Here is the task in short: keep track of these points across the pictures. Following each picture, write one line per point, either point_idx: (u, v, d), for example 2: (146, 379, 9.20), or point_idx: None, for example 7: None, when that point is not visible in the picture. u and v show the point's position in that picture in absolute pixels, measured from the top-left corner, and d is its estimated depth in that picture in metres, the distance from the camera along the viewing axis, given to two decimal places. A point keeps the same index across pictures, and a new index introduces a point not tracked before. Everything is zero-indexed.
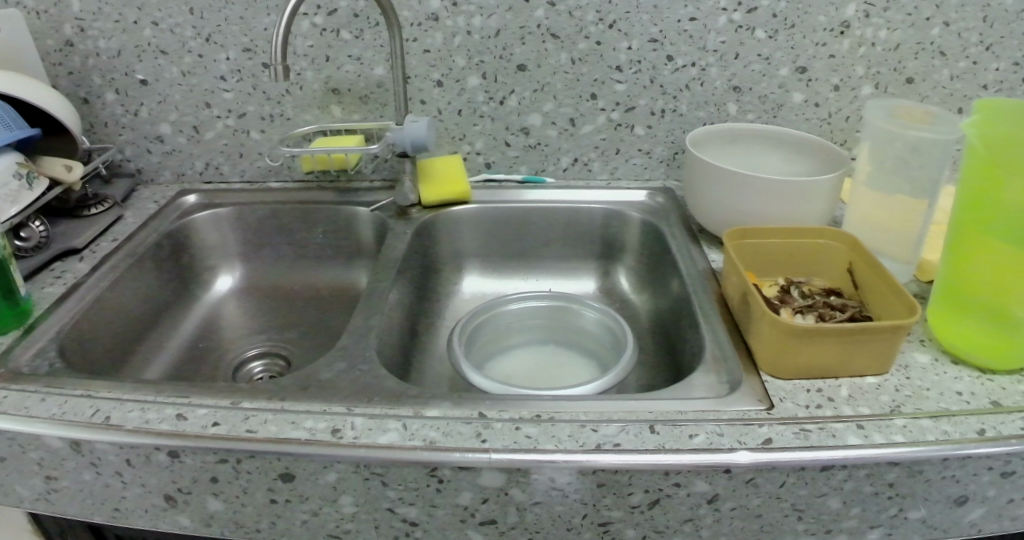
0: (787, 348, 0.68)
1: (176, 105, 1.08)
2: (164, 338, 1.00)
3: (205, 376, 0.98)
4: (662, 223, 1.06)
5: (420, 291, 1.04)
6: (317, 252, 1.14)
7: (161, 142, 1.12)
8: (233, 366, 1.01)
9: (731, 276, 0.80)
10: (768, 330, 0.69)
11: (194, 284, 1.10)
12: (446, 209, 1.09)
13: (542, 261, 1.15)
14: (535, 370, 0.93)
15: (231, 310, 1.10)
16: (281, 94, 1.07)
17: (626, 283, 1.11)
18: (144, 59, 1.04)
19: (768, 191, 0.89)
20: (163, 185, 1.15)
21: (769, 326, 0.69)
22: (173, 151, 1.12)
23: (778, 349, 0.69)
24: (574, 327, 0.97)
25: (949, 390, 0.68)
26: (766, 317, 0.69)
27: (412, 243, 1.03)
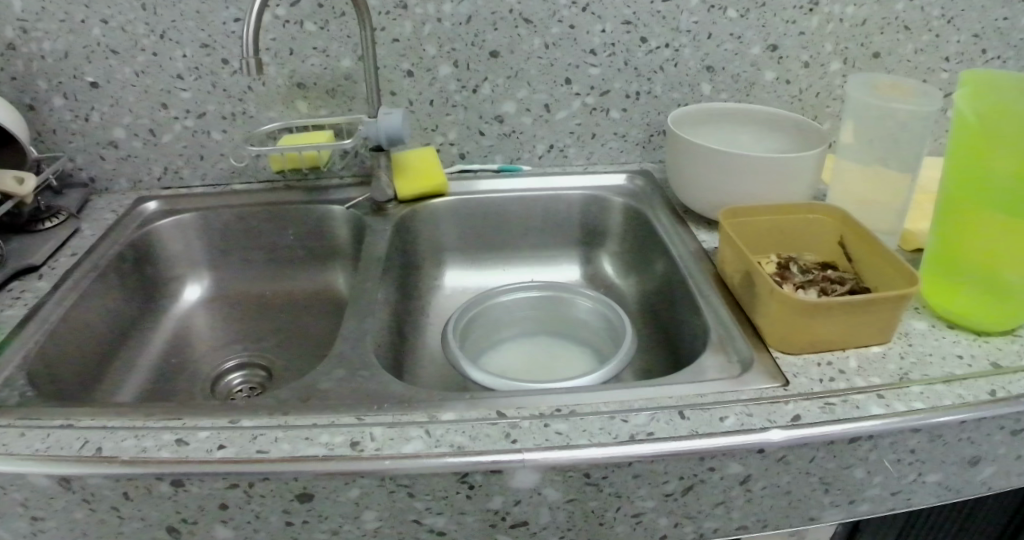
0: (796, 323, 0.68)
1: (130, 108, 1.01)
2: (136, 355, 0.94)
3: (181, 391, 0.92)
4: (645, 206, 1.05)
5: (404, 289, 1.01)
6: (290, 255, 1.09)
7: (115, 147, 1.04)
8: (211, 381, 0.95)
9: (731, 256, 0.79)
10: (777, 307, 0.69)
11: (160, 296, 1.03)
12: (423, 204, 1.06)
13: (523, 251, 1.13)
14: (530, 361, 0.91)
15: (203, 320, 1.04)
16: (243, 91, 1.01)
17: (611, 269, 1.11)
18: (93, 60, 0.97)
19: (754, 169, 0.89)
20: (119, 193, 1.08)
21: (779, 303, 0.68)
22: (128, 157, 1.05)
23: (787, 325, 0.69)
24: (569, 317, 0.96)
25: (951, 355, 0.70)
26: (775, 294, 0.68)
27: (394, 240, 1.00)
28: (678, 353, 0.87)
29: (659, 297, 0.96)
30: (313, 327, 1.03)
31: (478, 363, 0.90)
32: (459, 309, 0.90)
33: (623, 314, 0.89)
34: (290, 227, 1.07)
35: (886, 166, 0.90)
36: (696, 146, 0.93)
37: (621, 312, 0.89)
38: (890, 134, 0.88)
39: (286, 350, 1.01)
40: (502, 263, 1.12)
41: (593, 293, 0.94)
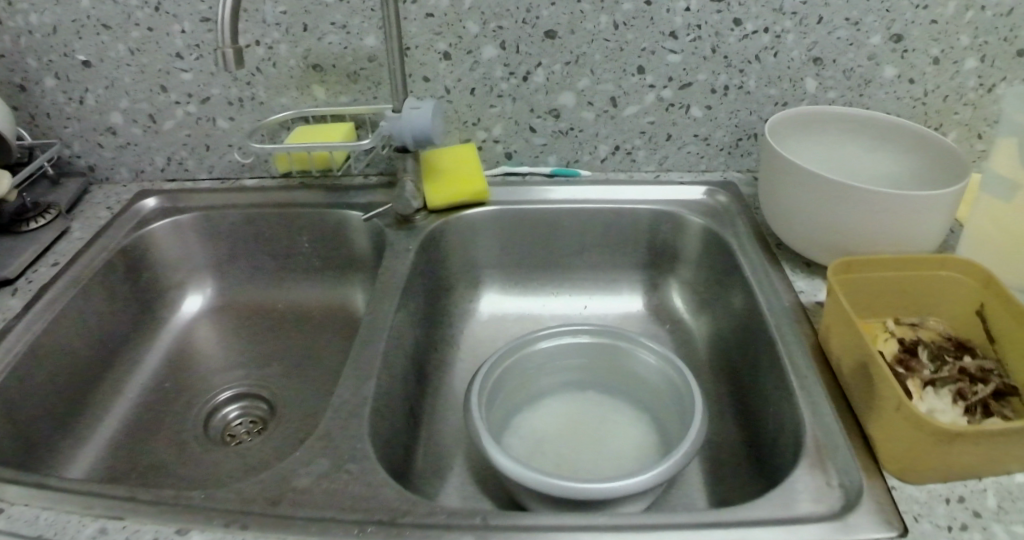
0: (928, 451, 0.49)
1: (127, 90, 0.90)
2: (124, 380, 0.87)
3: (171, 424, 0.84)
4: (725, 232, 0.86)
5: (427, 319, 0.87)
6: (303, 263, 0.97)
7: (112, 134, 0.94)
8: (206, 417, 0.85)
9: (840, 329, 0.60)
10: (902, 426, 0.50)
11: (156, 304, 0.95)
12: (460, 213, 0.90)
13: (576, 273, 0.96)
14: (572, 427, 0.77)
15: (207, 335, 0.95)
16: (250, 73, 0.88)
17: (679, 302, 0.92)
18: (84, 36, 0.86)
19: (880, 209, 0.68)
20: (120, 184, 0.99)
21: (905, 423, 0.50)
22: (129, 145, 0.95)
23: (914, 452, 0.50)
24: (621, 369, 0.80)
25: None
26: (902, 411, 0.49)
27: (416, 260, 0.84)
28: (756, 435, 0.70)
29: (737, 351, 0.79)
30: (323, 353, 0.92)
31: (508, 428, 0.77)
32: (491, 366, 0.75)
33: (693, 386, 0.71)
34: (307, 234, 0.94)
35: None
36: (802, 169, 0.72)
37: (691, 384, 0.71)
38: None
39: (287, 376, 0.90)
40: (549, 288, 0.96)
41: (657, 348, 0.76)
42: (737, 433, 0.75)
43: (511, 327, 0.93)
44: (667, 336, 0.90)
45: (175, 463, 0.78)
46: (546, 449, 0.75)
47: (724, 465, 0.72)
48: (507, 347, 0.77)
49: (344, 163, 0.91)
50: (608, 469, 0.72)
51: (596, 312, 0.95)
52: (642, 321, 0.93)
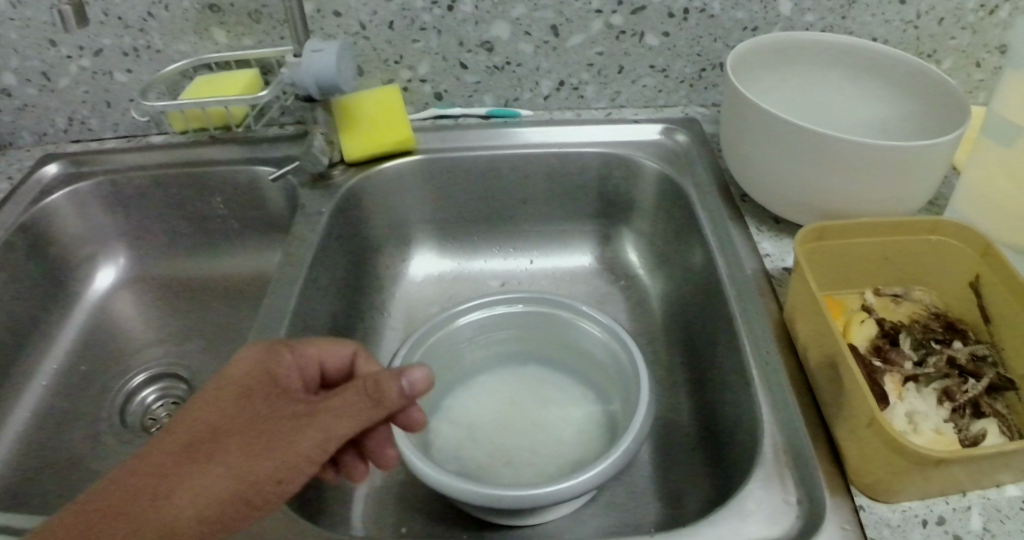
0: (904, 474, 0.41)
1: (12, 46, 0.77)
2: (32, 373, 0.76)
3: (84, 421, 0.74)
4: (684, 179, 0.75)
5: (349, 291, 0.77)
6: (222, 227, 0.85)
7: (7, 95, 0.81)
8: (123, 401, 0.76)
9: (807, 313, 0.51)
10: (875, 444, 0.42)
11: (68, 283, 0.83)
12: (379, 164, 0.79)
13: (518, 227, 0.85)
14: (510, 411, 0.68)
15: (126, 310, 0.84)
16: (143, 19, 0.75)
17: (635, 256, 0.83)
18: None
19: (861, 162, 0.58)
20: (23, 149, 0.86)
21: (877, 441, 0.42)
22: (25, 106, 0.82)
23: (886, 472, 0.42)
24: (564, 341, 0.71)
25: None
26: (875, 428, 0.41)
27: (330, 226, 0.74)
28: (713, 419, 0.62)
29: (694, 320, 0.70)
30: (244, 330, 0.81)
31: (435, 415, 0.68)
32: (409, 349, 0.66)
33: (640, 366, 0.62)
34: (220, 197, 0.82)
35: None
36: (767, 113, 0.61)
37: (637, 363, 0.62)
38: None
39: (211, 357, 0.79)
40: (489, 244, 0.86)
41: (603, 320, 0.67)
42: (693, 413, 0.67)
43: (448, 290, 0.83)
44: (620, 297, 0.81)
45: (79, 462, 0.69)
46: (477, 438, 0.66)
47: (678, 452, 0.65)
48: (430, 325, 0.68)
49: (243, 120, 0.80)
50: (548, 461, 0.64)
51: (541, 269, 0.85)
52: (592, 279, 0.83)
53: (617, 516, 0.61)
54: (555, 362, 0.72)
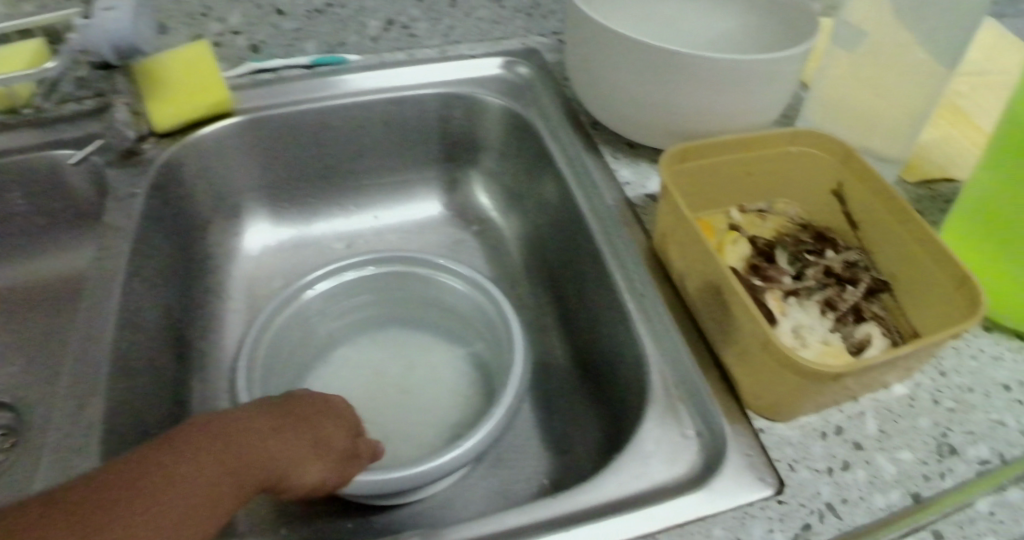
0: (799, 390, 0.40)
1: None
2: None
3: None
4: (527, 110, 0.70)
5: (181, 279, 0.67)
6: (21, 226, 0.71)
7: None
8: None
9: (681, 240, 0.48)
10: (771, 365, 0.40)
11: None
12: (197, 131, 0.67)
13: (358, 183, 0.78)
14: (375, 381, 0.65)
15: None
16: None
17: (485, 199, 0.79)
18: None
19: (717, 76, 0.55)
20: None
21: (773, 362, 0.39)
22: None
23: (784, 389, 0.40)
24: (421, 297, 0.68)
25: (996, 391, 0.44)
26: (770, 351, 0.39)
27: (151, 208, 0.63)
28: (593, 360, 0.59)
29: (557, 259, 0.66)
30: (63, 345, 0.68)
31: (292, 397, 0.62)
32: (258, 329, 0.60)
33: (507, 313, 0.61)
34: (18, 191, 0.68)
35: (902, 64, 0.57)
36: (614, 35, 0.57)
37: (504, 310, 0.61)
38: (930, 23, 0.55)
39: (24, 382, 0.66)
40: (331, 205, 0.78)
41: (460, 271, 0.65)
42: (573, 357, 0.64)
43: (290, 260, 0.76)
44: (475, 243, 0.77)
45: None
46: None
47: (565, 400, 0.62)
48: (276, 299, 0.63)
49: (32, 99, 0.70)
50: (423, 426, 0.62)
51: (388, 222, 0.79)
52: (442, 227, 0.79)
53: (516, 480, 0.57)
54: (415, 321, 0.69)
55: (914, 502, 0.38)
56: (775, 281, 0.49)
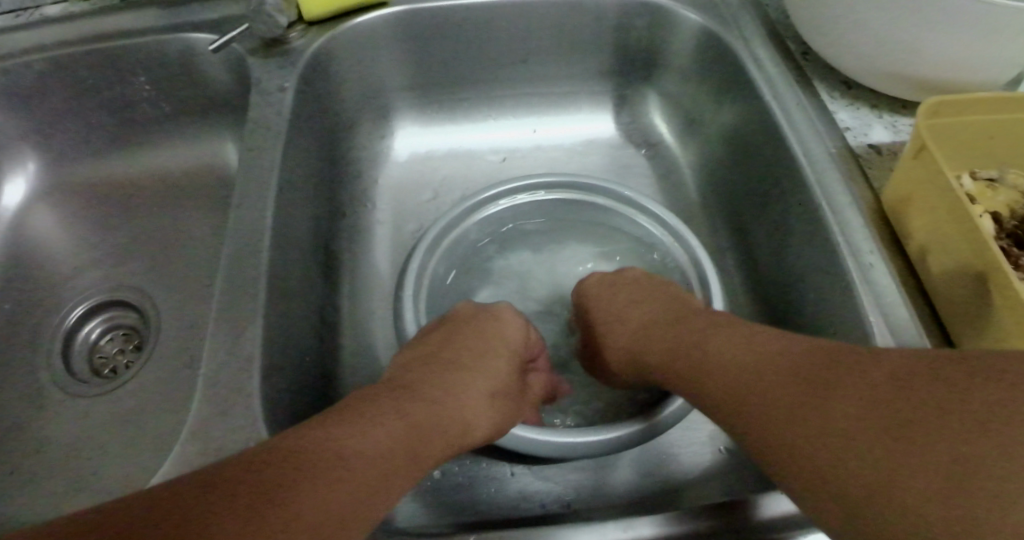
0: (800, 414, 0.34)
1: None
2: None
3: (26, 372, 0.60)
4: (728, 31, 0.59)
5: (327, 186, 0.61)
6: (152, 113, 0.67)
7: None
8: (61, 339, 0.62)
9: (930, 211, 0.43)
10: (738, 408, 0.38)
11: None
12: (347, 23, 0.59)
13: (517, 92, 0.69)
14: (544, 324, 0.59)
15: (49, 229, 0.67)
16: None
17: (659, 121, 0.69)
18: None
19: (983, 21, 0.46)
20: None
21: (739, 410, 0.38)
22: None
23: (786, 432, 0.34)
24: (602, 225, 0.61)
25: None
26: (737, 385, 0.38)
27: (300, 111, 0.57)
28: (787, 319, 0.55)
29: (746, 200, 0.60)
30: (206, 244, 0.66)
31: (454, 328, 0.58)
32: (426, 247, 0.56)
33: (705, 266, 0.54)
34: (144, 77, 0.64)
35: None
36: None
37: (703, 264, 0.54)
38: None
39: (166, 278, 0.65)
40: (476, 105, 0.69)
41: (655, 208, 0.57)
42: (754, 314, 0.59)
43: (440, 169, 0.69)
44: (641, 169, 0.69)
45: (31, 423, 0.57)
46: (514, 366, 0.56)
47: None
48: (431, 231, 0.56)
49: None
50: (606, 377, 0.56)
51: (551, 138, 0.70)
52: (608, 149, 0.70)
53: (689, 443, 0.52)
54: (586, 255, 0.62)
55: None
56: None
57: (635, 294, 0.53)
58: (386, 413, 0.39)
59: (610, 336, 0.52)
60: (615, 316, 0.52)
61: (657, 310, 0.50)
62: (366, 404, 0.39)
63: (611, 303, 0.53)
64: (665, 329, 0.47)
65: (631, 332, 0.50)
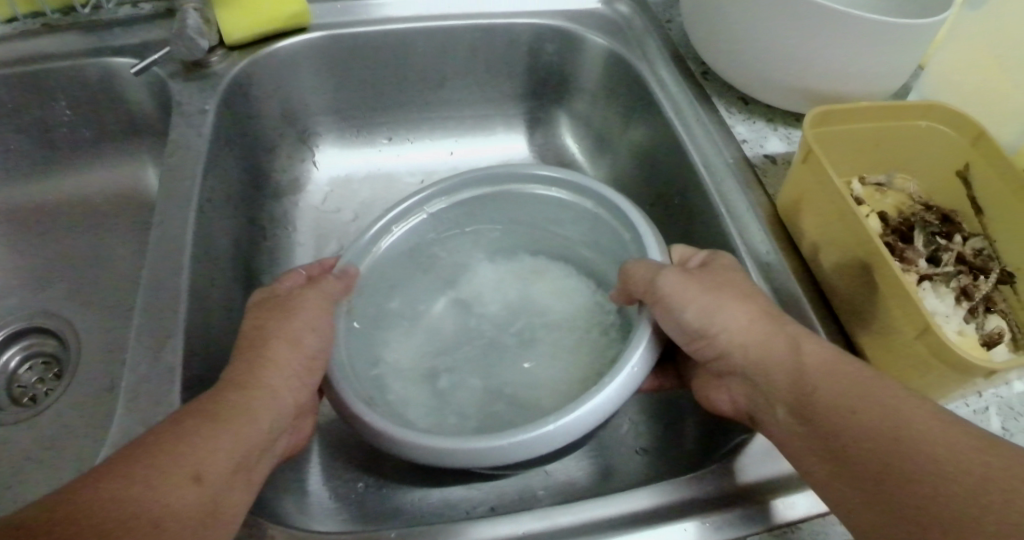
0: (976, 503, 0.30)
1: None
2: None
3: None
4: (634, 55, 0.63)
5: (248, 206, 0.61)
6: (70, 137, 0.67)
7: None
8: None
9: (817, 205, 0.47)
10: (900, 483, 0.32)
11: None
12: (269, 47, 0.61)
13: (436, 114, 0.70)
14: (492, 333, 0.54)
15: None
16: None
17: (573, 141, 0.72)
18: None
19: (856, 37, 0.50)
20: None
21: (905, 482, 0.32)
22: None
23: (956, 518, 0.30)
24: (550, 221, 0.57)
25: None
26: (902, 450, 0.33)
27: (220, 133, 0.58)
28: None
29: (655, 211, 0.63)
30: (127, 268, 0.66)
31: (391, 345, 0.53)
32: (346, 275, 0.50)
33: (645, 235, 0.48)
34: (65, 101, 0.63)
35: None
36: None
37: (642, 233, 0.48)
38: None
39: (85, 304, 0.64)
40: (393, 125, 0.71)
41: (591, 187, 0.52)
42: None
43: (361, 192, 0.69)
44: None
45: None
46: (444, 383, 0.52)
47: None
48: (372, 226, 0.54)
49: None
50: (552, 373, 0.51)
51: (467, 160, 0.72)
52: None
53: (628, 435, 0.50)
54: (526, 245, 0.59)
55: None
56: (912, 262, 0.49)
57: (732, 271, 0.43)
58: (188, 433, 0.35)
59: (718, 325, 0.41)
60: (712, 291, 0.41)
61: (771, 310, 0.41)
62: (154, 434, 0.35)
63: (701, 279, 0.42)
64: (789, 345, 0.39)
65: (748, 325, 0.40)
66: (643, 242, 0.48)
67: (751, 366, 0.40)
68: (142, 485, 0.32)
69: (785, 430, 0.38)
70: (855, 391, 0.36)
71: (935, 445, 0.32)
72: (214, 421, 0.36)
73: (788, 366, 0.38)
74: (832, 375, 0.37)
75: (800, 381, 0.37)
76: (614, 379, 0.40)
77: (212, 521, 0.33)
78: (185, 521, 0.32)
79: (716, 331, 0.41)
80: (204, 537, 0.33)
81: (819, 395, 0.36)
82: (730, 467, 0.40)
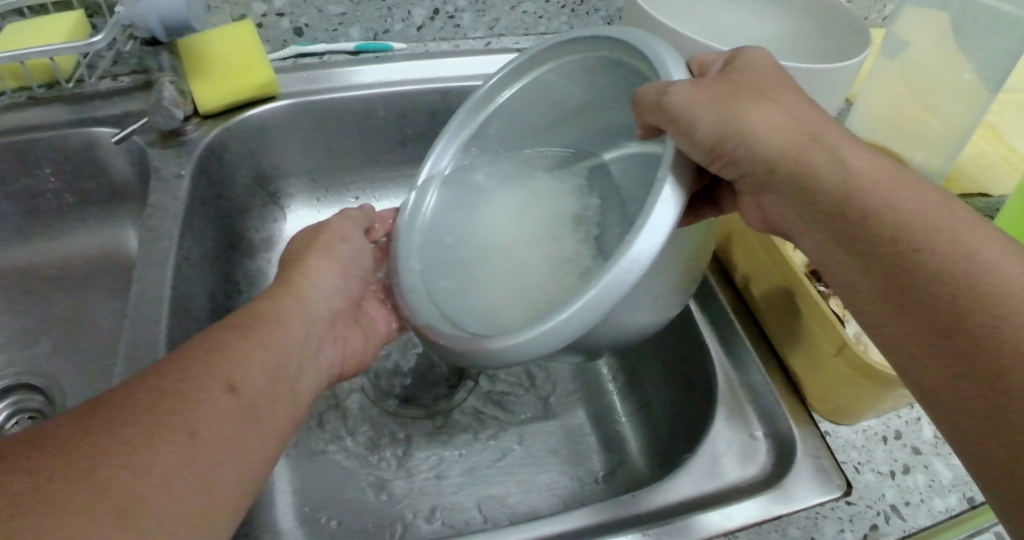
0: (998, 302, 0.31)
1: None
2: None
3: None
4: None
5: (223, 264, 0.65)
6: (53, 203, 0.70)
7: None
8: None
9: (745, 240, 0.51)
10: (932, 294, 0.33)
11: None
12: (240, 116, 0.65)
13: (400, 171, 0.75)
14: (522, 211, 0.50)
15: None
16: None
17: None
18: None
19: None
20: None
21: (932, 297, 0.33)
22: None
23: (985, 319, 0.31)
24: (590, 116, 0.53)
25: None
26: (939, 262, 0.33)
27: (195, 194, 0.61)
28: (637, 359, 0.61)
29: None
30: (108, 325, 0.69)
31: (431, 246, 0.49)
32: (405, 236, 0.49)
33: (653, 46, 0.43)
34: (49, 168, 0.67)
35: (941, 91, 0.62)
36: (698, 44, 0.56)
37: (661, 60, 0.42)
38: (974, 25, 0.60)
39: (67, 362, 0.66)
40: (359, 185, 0.75)
41: (581, 36, 0.48)
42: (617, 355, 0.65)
43: None
44: None
45: None
46: (474, 258, 0.47)
47: (612, 395, 0.62)
48: (421, 172, 0.53)
49: (73, 73, 0.67)
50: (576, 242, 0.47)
51: None
52: None
53: (647, 327, 0.48)
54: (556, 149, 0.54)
55: (971, 506, 0.42)
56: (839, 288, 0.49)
57: (764, 80, 0.41)
58: (208, 356, 0.37)
59: (748, 138, 0.38)
60: (730, 102, 0.39)
61: (800, 118, 0.39)
62: (174, 360, 0.37)
63: (713, 90, 0.39)
64: (825, 156, 0.38)
65: (774, 133, 0.39)
66: (661, 65, 0.42)
67: (786, 176, 0.39)
68: (180, 394, 0.34)
69: (830, 253, 0.38)
70: (896, 200, 0.35)
71: (966, 250, 0.33)
72: (238, 344, 0.39)
73: (830, 180, 0.37)
74: (874, 186, 0.36)
75: (837, 196, 0.37)
76: (649, 220, 0.35)
77: (251, 423, 0.36)
78: (227, 421, 0.35)
79: (738, 146, 0.39)
80: (247, 438, 0.36)
81: (859, 206, 0.36)
82: (658, 491, 0.44)
